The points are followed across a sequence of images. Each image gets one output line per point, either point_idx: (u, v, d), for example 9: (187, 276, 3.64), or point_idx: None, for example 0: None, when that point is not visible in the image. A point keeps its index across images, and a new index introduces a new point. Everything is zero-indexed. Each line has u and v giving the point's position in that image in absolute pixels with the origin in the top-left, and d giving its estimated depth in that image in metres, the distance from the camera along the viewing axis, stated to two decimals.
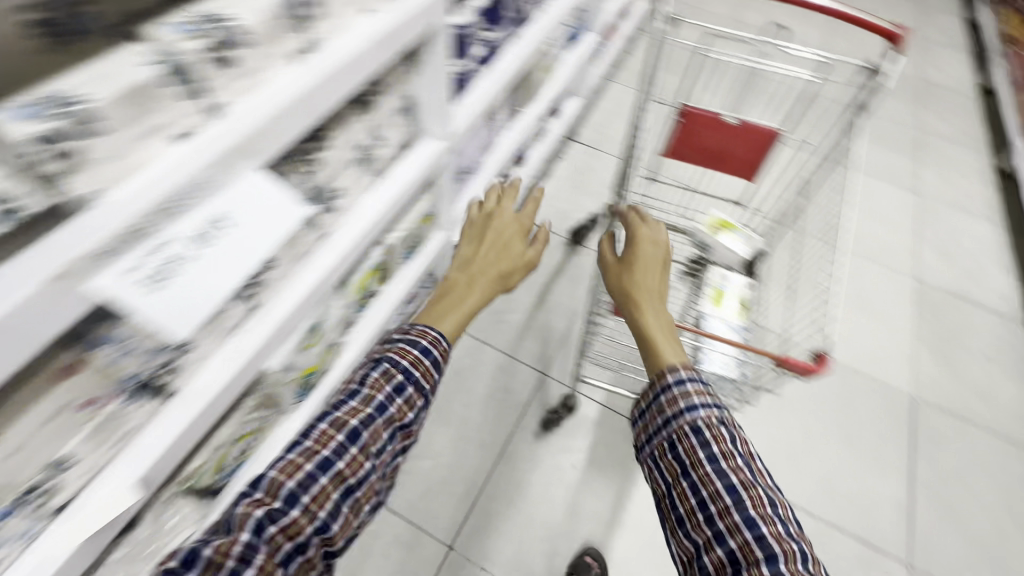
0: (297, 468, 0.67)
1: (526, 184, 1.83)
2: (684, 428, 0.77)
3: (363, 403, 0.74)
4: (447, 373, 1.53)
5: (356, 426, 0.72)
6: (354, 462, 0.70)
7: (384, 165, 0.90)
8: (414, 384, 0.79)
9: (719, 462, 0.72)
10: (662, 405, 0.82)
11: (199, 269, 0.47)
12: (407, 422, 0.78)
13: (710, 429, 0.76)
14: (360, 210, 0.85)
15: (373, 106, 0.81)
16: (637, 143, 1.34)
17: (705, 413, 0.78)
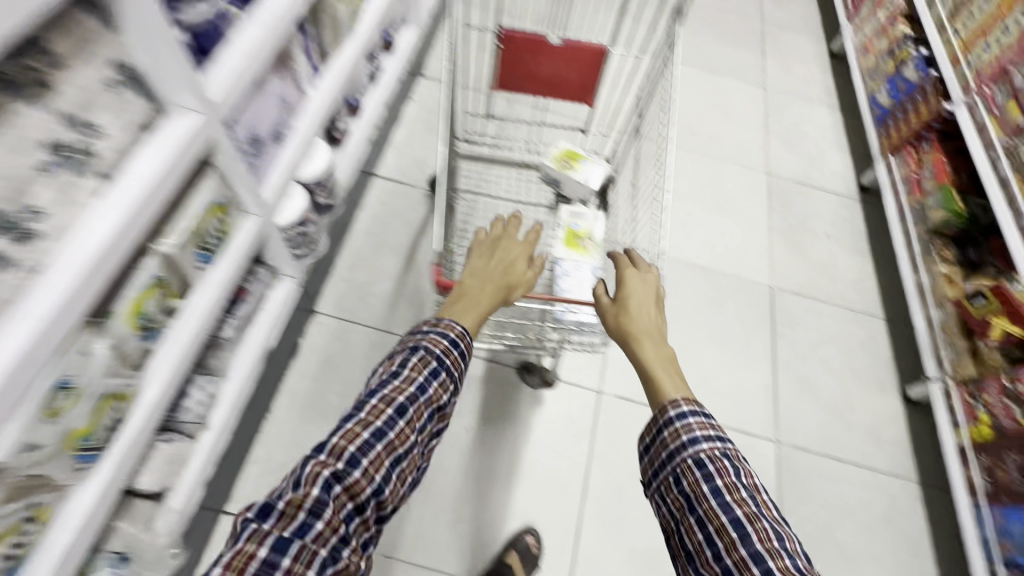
0: (357, 436, 0.69)
1: (369, 135, 1.63)
2: (687, 462, 0.81)
3: (405, 382, 0.75)
4: (316, 364, 1.40)
5: (406, 400, 0.73)
6: (403, 434, 0.71)
7: (116, 159, 0.69)
8: (447, 370, 0.80)
9: (723, 495, 0.76)
10: (665, 444, 0.85)
11: None
12: (443, 404, 0.79)
13: (713, 461, 0.80)
14: (87, 229, 0.64)
15: (56, 85, 0.60)
16: (465, 78, 1.19)
17: (707, 446, 0.82)
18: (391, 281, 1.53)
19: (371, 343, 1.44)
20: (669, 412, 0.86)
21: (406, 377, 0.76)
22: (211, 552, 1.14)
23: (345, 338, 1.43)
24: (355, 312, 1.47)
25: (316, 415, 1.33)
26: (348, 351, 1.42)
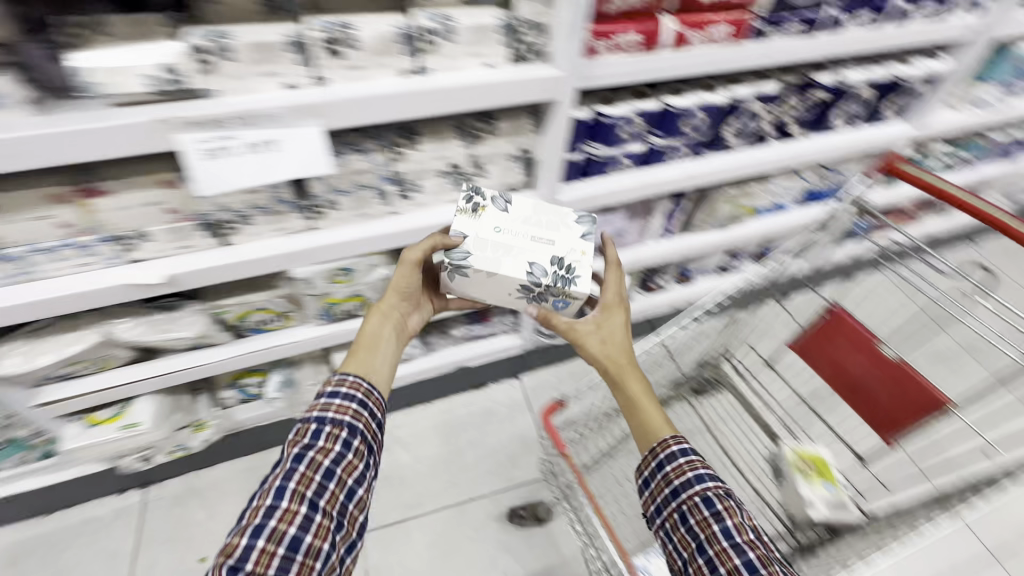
0: (232, 552, 0.59)
1: (681, 305, 1.67)
2: (693, 498, 0.65)
3: (285, 457, 0.67)
4: (480, 406, 1.54)
5: (284, 481, 0.64)
6: (287, 514, 0.62)
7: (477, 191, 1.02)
8: (331, 421, 0.70)
9: (738, 538, 0.61)
10: (667, 477, 0.68)
11: (231, 163, 0.71)
12: (342, 453, 0.69)
13: (720, 498, 0.65)
14: (428, 213, 0.99)
15: (485, 141, 0.93)
16: (764, 313, 1.17)
17: (712, 483, 0.66)
18: None
19: (522, 434, 1.48)
20: (672, 446, 0.70)
21: (286, 453, 0.68)
22: None
23: (514, 411, 1.53)
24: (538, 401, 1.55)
25: (443, 434, 1.48)
26: (506, 420, 1.51)
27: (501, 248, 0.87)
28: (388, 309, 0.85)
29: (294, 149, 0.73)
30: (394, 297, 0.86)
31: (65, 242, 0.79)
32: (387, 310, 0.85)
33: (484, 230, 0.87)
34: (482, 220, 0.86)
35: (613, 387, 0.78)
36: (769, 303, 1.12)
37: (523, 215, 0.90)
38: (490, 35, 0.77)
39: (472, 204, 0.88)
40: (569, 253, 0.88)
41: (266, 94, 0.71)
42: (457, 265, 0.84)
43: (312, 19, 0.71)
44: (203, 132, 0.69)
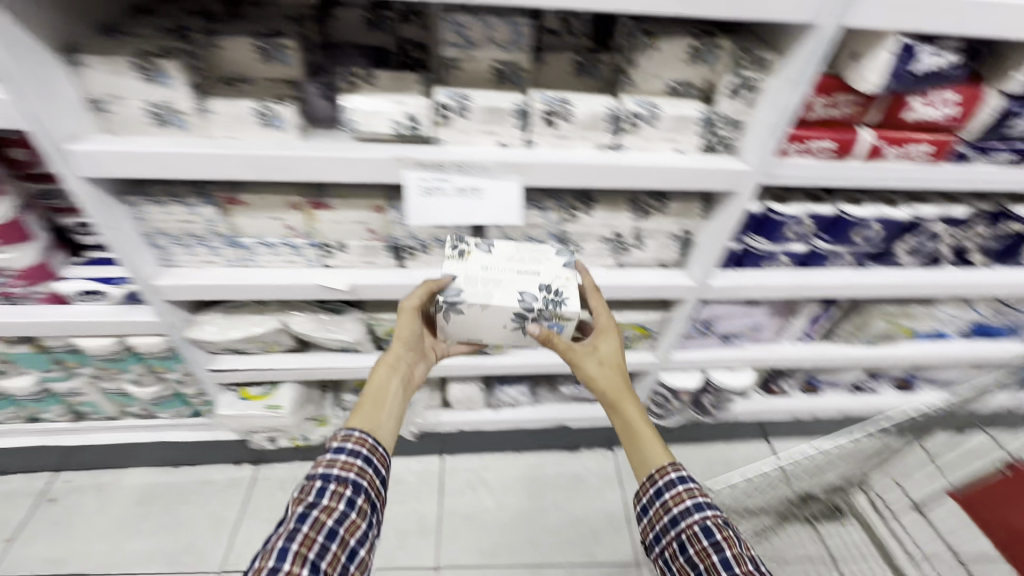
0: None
1: (802, 416, 1.55)
2: (693, 527, 0.70)
3: (291, 511, 0.68)
4: (569, 470, 1.50)
5: (287, 540, 0.65)
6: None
7: (629, 261, 1.05)
8: (335, 481, 0.71)
9: (737, 569, 0.64)
10: (667, 504, 0.74)
11: (441, 201, 0.80)
12: (345, 511, 0.69)
13: (718, 528, 0.69)
14: None
15: (652, 218, 0.97)
16: (919, 450, 1.05)
17: (712, 512, 0.71)
18: None
19: (609, 510, 1.42)
20: (670, 473, 0.76)
21: (290, 511, 0.68)
22: (411, 461, 1.47)
23: (604, 484, 1.48)
24: (630, 481, 1.49)
25: (529, 488, 1.46)
26: (594, 491, 1.46)
27: (491, 282, 0.86)
28: (392, 360, 0.90)
29: (494, 199, 0.81)
30: (399, 345, 0.91)
31: (284, 240, 0.93)
32: (388, 360, 0.89)
33: (472, 268, 0.87)
34: (469, 260, 0.85)
35: (611, 409, 0.84)
36: (927, 440, 1.01)
37: (506, 253, 0.89)
38: (689, 126, 0.82)
39: (457, 249, 0.88)
40: (555, 279, 0.87)
41: (483, 149, 0.80)
42: (450, 304, 0.84)
43: (538, 91, 0.79)
44: (427, 171, 0.79)
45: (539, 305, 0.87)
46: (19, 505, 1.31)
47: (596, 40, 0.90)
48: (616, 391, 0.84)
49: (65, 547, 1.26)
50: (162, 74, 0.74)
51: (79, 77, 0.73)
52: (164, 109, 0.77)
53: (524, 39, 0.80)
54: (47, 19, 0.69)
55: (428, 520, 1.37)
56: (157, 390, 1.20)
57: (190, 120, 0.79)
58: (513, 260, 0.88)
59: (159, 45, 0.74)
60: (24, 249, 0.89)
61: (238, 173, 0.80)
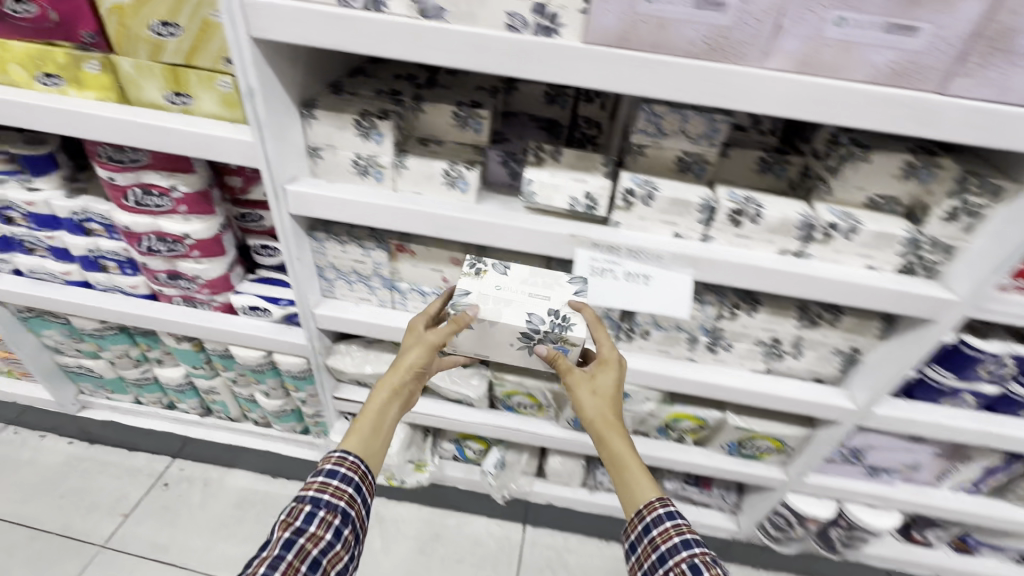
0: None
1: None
2: (680, 564, 0.69)
3: (279, 534, 0.69)
4: None
5: (271, 567, 0.65)
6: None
7: (780, 369, 0.96)
8: (323, 509, 0.72)
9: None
10: (654, 541, 0.73)
11: (609, 284, 0.78)
12: (330, 541, 0.70)
13: (705, 564, 0.69)
14: (724, 373, 0.96)
15: (819, 329, 0.89)
16: None
17: (698, 549, 0.70)
18: None
19: None
20: (659, 509, 0.75)
21: (276, 533, 0.69)
22: (493, 524, 1.42)
23: None
24: None
25: None
26: None
27: (502, 301, 0.81)
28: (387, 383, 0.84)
29: (663, 288, 0.78)
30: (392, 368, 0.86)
31: (435, 290, 0.96)
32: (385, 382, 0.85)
33: (486, 286, 0.82)
34: (483, 278, 0.81)
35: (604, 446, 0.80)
36: None
37: (522, 276, 0.84)
38: (891, 244, 0.75)
39: (474, 267, 0.84)
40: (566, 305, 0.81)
41: (659, 237, 0.79)
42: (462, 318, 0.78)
43: (725, 189, 0.77)
44: (599, 253, 0.78)
45: (546, 328, 0.79)
46: (140, 483, 1.42)
47: (784, 140, 0.87)
48: (607, 427, 0.79)
49: (169, 535, 1.33)
50: (377, 132, 0.81)
51: (310, 127, 0.81)
52: (369, 162, 0.83)
53: (718, 135, 0.79)
54: (299, 76, 0.78)
55: None
56: (281, 403, 1.26)
57: (387, 173, 0.84)
58: (525, 283, 0.83)
59: (380, 107, 0.82)
60: (218, 261, 1.00)
61: (416, 229, 0.84)
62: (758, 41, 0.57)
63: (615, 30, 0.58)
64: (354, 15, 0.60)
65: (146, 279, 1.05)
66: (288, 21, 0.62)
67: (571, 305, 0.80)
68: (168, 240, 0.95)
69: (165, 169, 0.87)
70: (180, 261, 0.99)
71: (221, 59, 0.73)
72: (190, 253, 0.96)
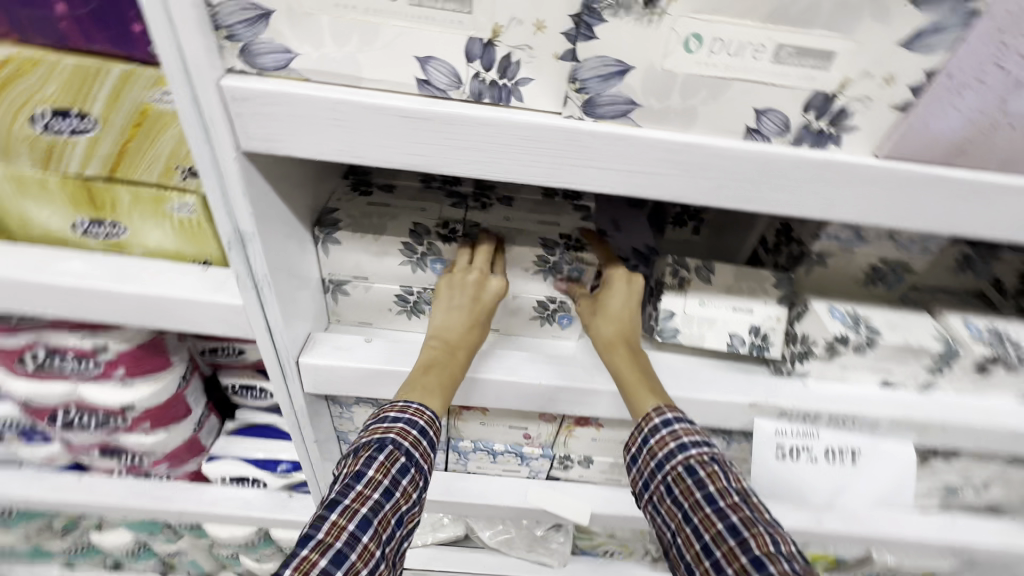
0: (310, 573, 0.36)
1: None
2: (677, 470, 0.45)
3: (373, 475, 0.41)
4: None
5: (371, 512, 0.40)
6: (368, 554, 0.38)
7: (959, 508, 0.74)
8: (417, 462, 0.44)
9: (722, 503, 0.42)
10: (650, 451, 0.48)
11: (804, 468, 0.54)
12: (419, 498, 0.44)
13: (704, 464, 0.45)
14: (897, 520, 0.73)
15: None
16: None
17: (693, 450, 0.46)
18: None
19: None
20: (654, 417, 0.47)
21: (363, 469, 0.42)
22: None
23: None
24: None
25: None
26: None
27: (509, 236, 0.52)
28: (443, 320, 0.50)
29: (879, 467, 0.55)
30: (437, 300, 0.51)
31: (512, 449, 0.68)
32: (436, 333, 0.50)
33: (492, 221, 0.53)
34: (482, 212, 0.53)
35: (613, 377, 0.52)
36: None
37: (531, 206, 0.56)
38: None
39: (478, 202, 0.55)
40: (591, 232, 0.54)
41: (865, 393, 0.54)
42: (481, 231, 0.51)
43: (960, 320, 0.54)
44: (786, 423, 0.54)
45: (559, 255, 0.52)
46: None
47: None
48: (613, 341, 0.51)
49: None
50: (436, 259, 0.51)
51: (327, 254, 0.51)
52: (424, 298, 0.54)
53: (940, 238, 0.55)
54: (309, 181, 0.48)
55: None
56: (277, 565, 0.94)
57: None
58: (533, 215, 0.55)
59: (437, 216, 0.52)
60: (179, 428, 0.67)
61: (499, 401, 0.55)
62: None
63: (951, 140, 0.32)
64: (457, 116, 0.31)
65: (67, 452, 0.70)
66: (321, 124, 0.32)
67: (586, 230, 0.54)
68: (97, 414, 0.61)
69: (80, 325, 0.53)
70: (120, 435, 0.65)
71: (175, 169, 0.41)
72: (136, 426, 0.63)
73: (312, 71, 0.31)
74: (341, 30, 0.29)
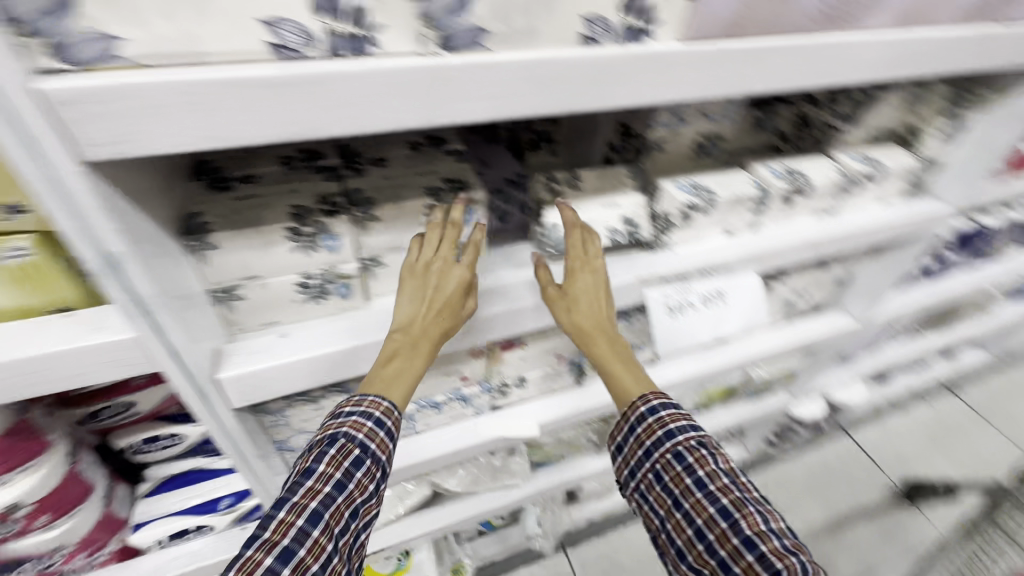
0: (256, 570, 0.41)
1: (877, 406, 1.58)
2: (665, 455, 0.55)
3: (328, 471, 0.47)
4: None
5: (321, 506, 0.45)
6: (319, 546, 0.44)
7: (795, 315, 0.96)
8: (373, 457, 0.50)
9: (710, 485, 0.51)
10: (639, 438, 0.58)
11: (693, 318, 0.65)
12: (373, 489, 0.51)
13: (692, 450, 0.54)
14: (759, 339, 0.92)
15: (829, 269, 0.88)
16: None
17: (681, 436, 0.55)
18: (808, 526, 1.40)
19: None
20: (641, 405, 0.58)
21: (317, 468, 0.47)
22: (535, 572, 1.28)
23: None
24: None
25: None
26: None
27: (392, 193, 0.53)
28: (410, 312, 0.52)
29: (743, 299, 0.68)
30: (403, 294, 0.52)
31: (453, 395, 0.71)
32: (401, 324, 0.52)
33: (373, 183, 0.53)
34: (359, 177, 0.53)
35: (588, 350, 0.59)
36: None
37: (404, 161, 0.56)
38: (900, 176, 0.74)
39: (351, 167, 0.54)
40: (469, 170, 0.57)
41: (714, 244, 0.67)
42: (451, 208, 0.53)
43: (765, 167, 0.68)
44: (667, 286, 0.64)
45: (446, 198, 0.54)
46: None
47: None
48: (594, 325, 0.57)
49: None
50: (329, 236, 0.49)
51: (207, 263, 0.47)
52: (327, 277, 0.53)
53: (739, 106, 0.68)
54: (159, 188, 0.43)
55: None
56: None
57: (356, 283, 0.55)
58: (409, 168, 0.56)
59: (314, 193, 0.50)
60: (85, 508, 0.59)
61: None
62: (875, 1, 0.45)
63: (728, 17, 0.40)
64: (324, 74, 0.31)
65: None
66: (175, 111, 0.29)
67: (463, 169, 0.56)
68: None
69: None
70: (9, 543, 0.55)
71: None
72: (32, 524, 0.54)
73: (148, 55, 0.28)
74: (169, 4, 0.27)
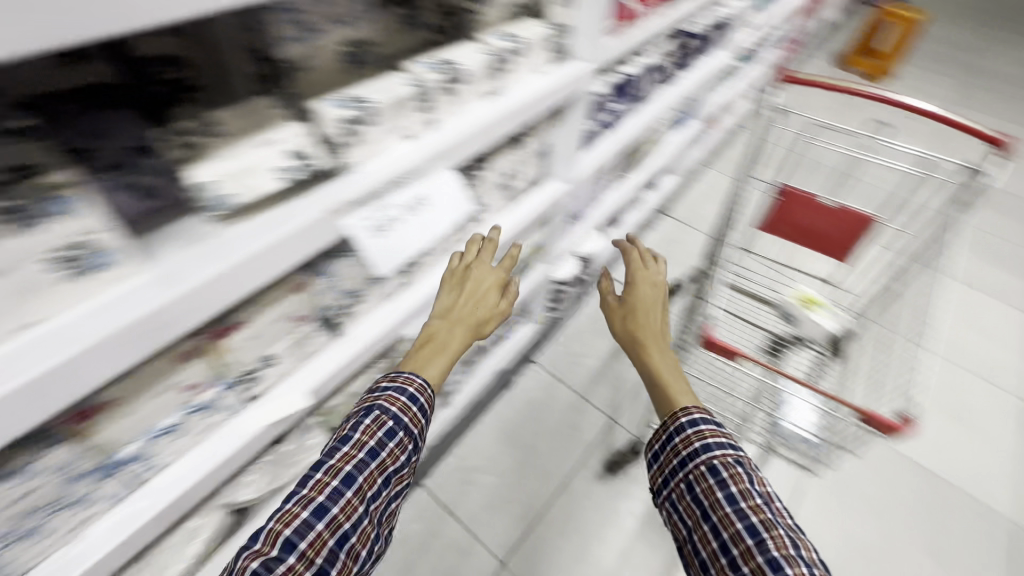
0: (294, 519, 0.54)
1: (619, 245, 1.91)
2: (701, 468, 0.62)
3: (360, 446, 0.60)
4: (521, 402, 1.57)
5: (355, 470, 0.58)
6: (349, 507, 0.57)
7: (518, 195, 1.06)
8: (404, 432, 0.64)
9: (741, 504, 0.57)
10: (676, 449, 0.66)
11: (399, 231, 0.67)
12: (403, 465, 0.63)
13: (726, 466, 0.61)
14: (494, 226, 1.00)
15: (524, 144, 0.97)
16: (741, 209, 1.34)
17: (720, 451, 0.62)
18: (601, 359, 1.69)
19: (569, 404, 1.57)
20: (681, 418, 0.67)
21: (362, 440, 0.61)
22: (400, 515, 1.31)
23: (550, 390, 1.60)
24: (564, 372, 1.65)
25: (507, 439, 1.49)
26: (551, 402, 1.58)
27: None
28: (460, 304, 0.77)
29: (443, 198, 0.72)
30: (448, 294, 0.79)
31: (188, 410, 0.62)
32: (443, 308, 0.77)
33: None
34: None
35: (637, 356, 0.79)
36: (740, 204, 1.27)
37: None
38: (540, 44, 0.82)
39: None
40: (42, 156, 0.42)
41: (398, 152, 0.67)
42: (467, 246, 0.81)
43: (417, 63, 0.70)
44: (362, 209, 0.63)
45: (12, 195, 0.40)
46: None
47: None
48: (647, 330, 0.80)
49: None
50: None
51: None
52: None
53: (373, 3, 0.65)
54: None
55: (461, 541, 1.30)
56: None
57: None
58: None
59: None
60: None
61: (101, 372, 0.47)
62: None
63: None
64: None
65: None
66: None
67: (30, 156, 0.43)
68: None
69: None
70: None
71: None
72: None
73: None
74: None
